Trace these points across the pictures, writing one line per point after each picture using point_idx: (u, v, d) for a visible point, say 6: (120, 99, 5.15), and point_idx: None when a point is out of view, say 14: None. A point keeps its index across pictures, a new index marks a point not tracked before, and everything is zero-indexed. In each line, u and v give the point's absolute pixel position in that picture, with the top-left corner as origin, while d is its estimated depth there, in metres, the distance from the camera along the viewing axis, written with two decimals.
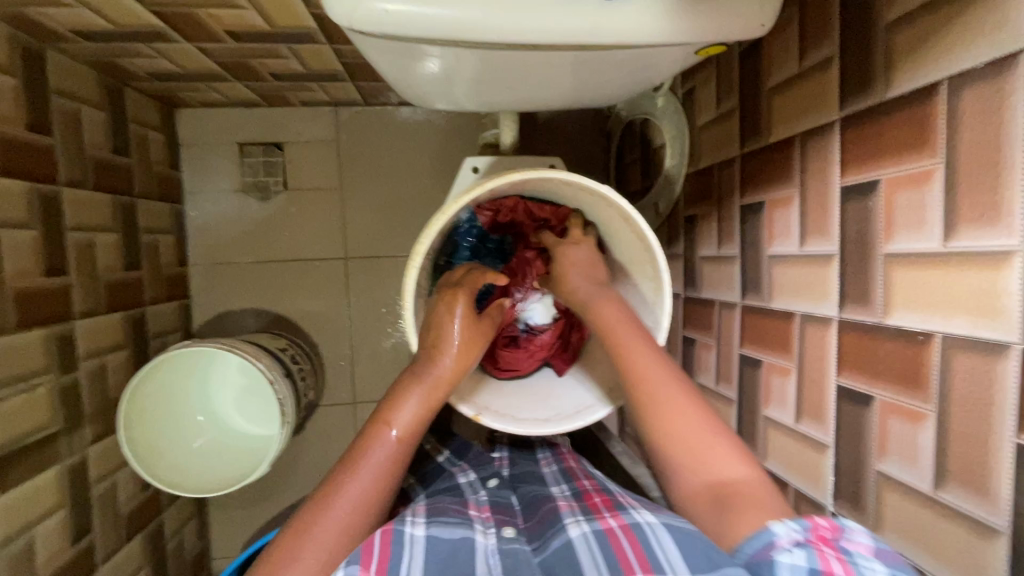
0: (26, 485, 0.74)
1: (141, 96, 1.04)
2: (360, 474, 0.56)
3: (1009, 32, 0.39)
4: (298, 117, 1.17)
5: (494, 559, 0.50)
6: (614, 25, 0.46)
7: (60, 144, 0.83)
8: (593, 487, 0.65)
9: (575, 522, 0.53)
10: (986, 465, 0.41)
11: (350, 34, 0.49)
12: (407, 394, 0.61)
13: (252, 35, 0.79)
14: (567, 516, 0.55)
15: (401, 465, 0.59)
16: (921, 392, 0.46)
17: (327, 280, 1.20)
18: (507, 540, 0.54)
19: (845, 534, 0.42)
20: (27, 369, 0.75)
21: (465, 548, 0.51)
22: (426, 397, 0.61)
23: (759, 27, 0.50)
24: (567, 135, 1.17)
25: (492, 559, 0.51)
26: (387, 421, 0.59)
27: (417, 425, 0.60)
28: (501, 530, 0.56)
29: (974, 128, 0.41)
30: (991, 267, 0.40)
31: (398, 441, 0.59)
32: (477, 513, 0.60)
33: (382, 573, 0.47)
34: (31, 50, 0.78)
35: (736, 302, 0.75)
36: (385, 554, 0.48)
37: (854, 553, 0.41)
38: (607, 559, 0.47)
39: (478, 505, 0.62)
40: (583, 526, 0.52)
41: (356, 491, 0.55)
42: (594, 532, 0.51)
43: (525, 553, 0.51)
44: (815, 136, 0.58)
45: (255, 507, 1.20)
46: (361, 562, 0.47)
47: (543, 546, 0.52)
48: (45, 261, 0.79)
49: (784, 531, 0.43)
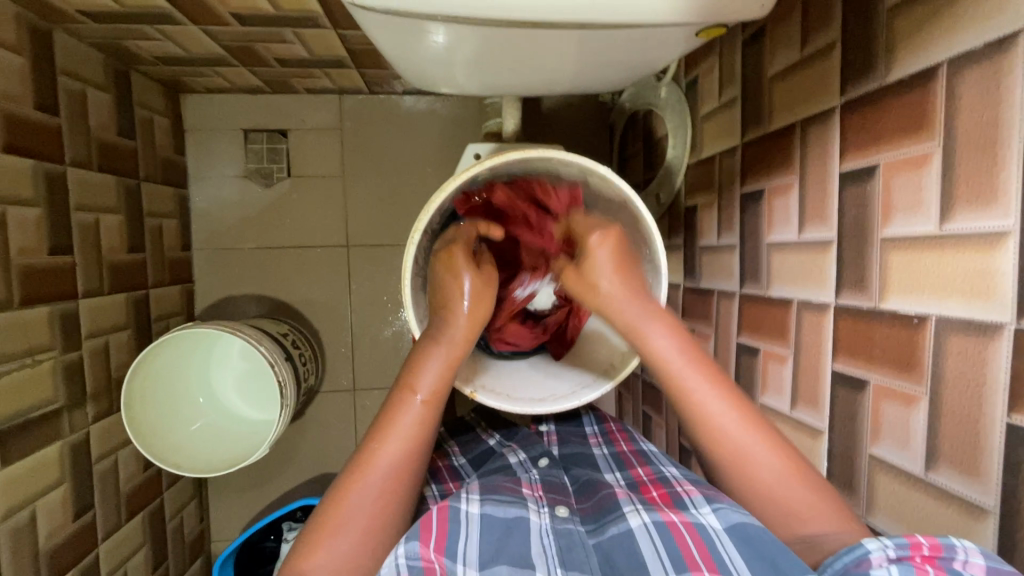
0: (29, 459, 0.75)
1: (147, 79, 1.05)
2: (392, 441, 0.57)
3: (1008, 13, 0.39)
4: (302, 103, 1.17)
5: (548, 541, 0.55)
6: (616, 4, 0.47)
7: (67, 125, 0.84)
8: (649, 477, 0.67)
9: (634, 511, 0.57)
10: (976, 445, 0.42)
11: (353, 11, 0.50)
12: (426, 359, 0.61)
13: (257, 18, 0.80)
14: (625, 504, 0.58)
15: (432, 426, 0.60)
16: (915, 375, 0.47)
17: (329, 267, 1.20)
18: (561, 521, 0.58)
19: (952, 555, 0.40)
20: (30, 345, 0.76)
21: (519, 531, 0.55)
22: (448, 358, 0.61)
23: (760, 10, 0.50)
24: (569, 126, 1.18)
25: (546, 540, 0.55)
26: (411, 386, 0.60)
27: (441, 386, 0.60)
28: (554, 510, 0.60)
29: (972, 110, 0.41)
30: (986, 250, 0.40)
31: (425, 404, 0.59)
32: (531, 491, 0.63)
33: (440, 551, 0.51)
34: (38, 30, 0.79)
35: (735, 291, 0.75)
36: (443, 531, 0.53)
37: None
38: (669, 550, 0.51)
39: (530, 484, 0.65)
40: (642, 515, 0.56)
41: (391, 459, 0.57)
42: (655, 524, 0.54)
43: (579, 535, 0.56)
44: (816, 123, 0.58)
45: (255, 490, 1.21)
46: (421, 538, 0.51)
47: (599, 532, 0.57)
48: (49, 240, 0.80)
49: (876, 547, 0.43)
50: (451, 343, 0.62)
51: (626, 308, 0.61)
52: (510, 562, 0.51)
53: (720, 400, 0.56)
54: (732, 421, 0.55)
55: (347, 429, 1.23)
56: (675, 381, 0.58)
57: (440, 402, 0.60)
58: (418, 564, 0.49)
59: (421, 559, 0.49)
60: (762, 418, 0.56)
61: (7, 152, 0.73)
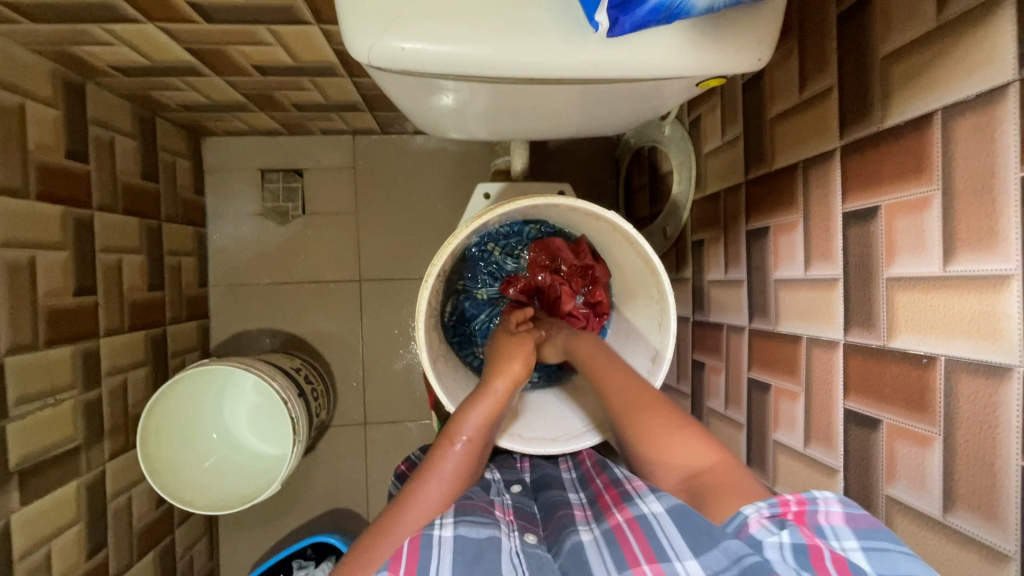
0: (46, 499, 0.76)
1: (170, 125, 1.09)
2: (432, 485, 0.58)
3: (999, 66, 0.40)
4: (317, 144, 1.22)
5: (520, 561, 0.51)
6: (619, 60, 0.49)
7: (95, 171, 0.88)
8: (604, 484, 0.63)
9: (587, 529, 0.55)
10: (992, 489, 0.41)
11: (369, 70, 0.52)
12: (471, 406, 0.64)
13: (277, 69, 0.84)
14: (580, 523, 0.57)
15: (468, 475, 0.61)
16: (927, 416, 0.47)
17: (341, 302, 1.22)
18: (530, 546, 0.55)
19: (816, 507, 0.45)
20: (53, 385, 0.78)
21: (493, 549, 0.51)
22: (491, 410, 0.64)
23: (757, 60, 0.51)
24: (576, 162, 1.21)
25: (516, 559, 0.51)
26: (453, 433, 0.62)
27: (479, 438, 0.62)
28: (524, 535, 0.57)
29: (968, 156, 0.43)
30: (990, 291, 0.41)
31: (466, 450, 0.61)
32: (503, 515, 0.59)
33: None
34: (72, 84, 0.84)
35: (744, 326, 0.76)
36: (413, 556, 0.48)
37: (827, 528, 0.44)
38: (615, 556, 0.49)
39: (502, 506, 0.61)
40: (594, 531, 0.55)
41: (430, 503, 0.57)
42: (604, 534, 0.53)
43: (547, 558, 0.53)
44: (817, 165, 0.60)
45: (265, 526, 1.21)
46: (391, 567, 0.47)
47: (558, 551, 0.54)
48: (74, 281, 0.83)
49: (754, 510, 0.45)
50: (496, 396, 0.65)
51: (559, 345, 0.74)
52: None
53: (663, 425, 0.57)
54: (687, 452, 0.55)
55: (358, 464, 1.23)
56: (626, 413, 0.61)
57: (479, 451, 0.63)
58: None
59: None
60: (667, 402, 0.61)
61: (40, 199, 0.77)
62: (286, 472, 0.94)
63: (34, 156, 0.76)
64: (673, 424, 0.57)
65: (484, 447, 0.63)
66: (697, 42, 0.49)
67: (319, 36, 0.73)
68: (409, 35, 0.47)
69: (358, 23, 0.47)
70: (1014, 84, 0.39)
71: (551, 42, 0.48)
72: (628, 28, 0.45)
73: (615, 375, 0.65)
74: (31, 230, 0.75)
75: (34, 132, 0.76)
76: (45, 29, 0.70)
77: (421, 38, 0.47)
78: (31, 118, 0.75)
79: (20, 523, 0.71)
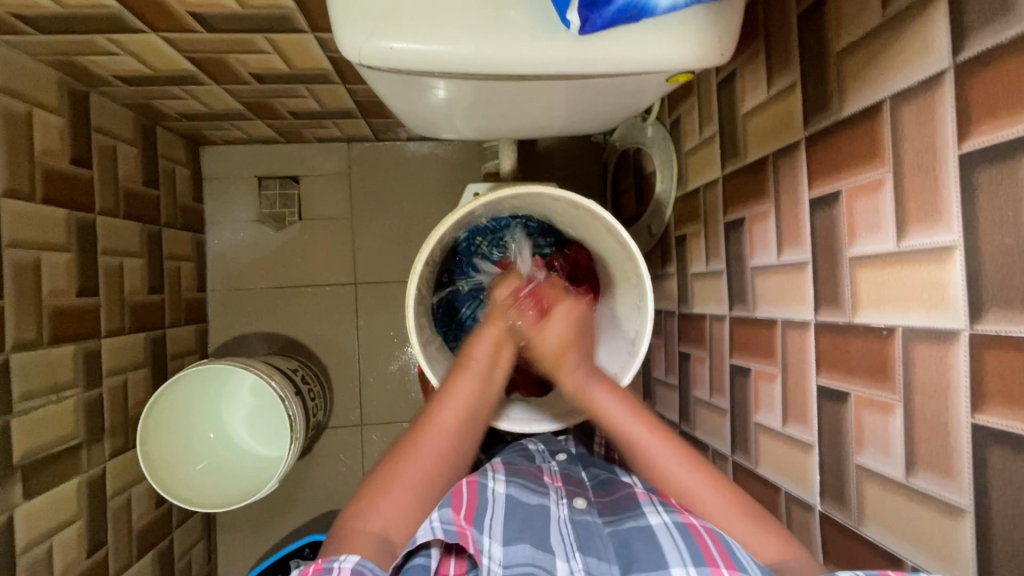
0: (48, 494, 0.77)
1: (170, 133, 1.13)
2: (448, 405, 0.62)
3: (936, 55, 0.44)
4: (313, 152, 1.25)
5: (569, 530, 0.58)
6: (593, 58, 0.53)
7: (98, 177, 0.91)
8: None
9: (655, 511, 0.59)
10: (948, 447, 0.44)
11: (359, 69, 0.56)
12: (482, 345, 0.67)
13: (274, 76, 0.88)
14: (646, 505, 0.61)
15: (486, 396, 0.65)
16: (889, 384, 0.49)
17: (337, 304, 1.25)
18: (579, 512, 0.62)
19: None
20: (56, 382, 0.80)
21: (541, 516, 0.59)
22: (496, 338, 0.68)
23: (720, 56, 0.55)
24: (564, 166, 1.25)
25: (565, 529, 0.59)
26: (465, 356, 0.66)
27: (490, 363, 0.66)
28: (572, 501, 0.64)
29: (914, 139, 0.46)
30: (938, 262, 0.44)
31: (479, 370, 0.65)
32: (552, 480, 0.67)
33: (468, 520, 0.56)
34: (77, 93, 0.87)
35: (725, 314, 0.78)
36: (472, 504, 0.57)
37: None
38: (690, 550, 0.53)
39: (552, 475, 0.69)
40: (663, 515, 0.58)
41: (445, 423, 0.61)
42: (675, 523, 0.56)
43: (596, 526, 0.59)
44: (785, 156, 0.63)
45: (262, 529, 1.21)
46: (452, 505, 0.56)
47: (615, 525, 0.60)
48: (77, 282, 0.85)
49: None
50: (495, 329, 0.68)
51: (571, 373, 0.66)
52: (532, 542, 0.56)
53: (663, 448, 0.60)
54: (678, 465, 0.58)
55: (354, 465, 1.24)
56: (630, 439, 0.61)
57: (491, 375, 0.66)
58: (451, 529, 0.55)
59: (453, 525, 0.55)
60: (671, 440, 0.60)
61: (44, 202, 0.79)
62: (283, 469, 0.96)
63: (40, 160, 0.79)
64: (666, 444, 0.60)
65: (497, 371, 0.67)
66: (665, 40, 0.53)
67: (314, 44, 0.77)
68: (396, 35, 0.50)
69: (348, 25, 0.50)
70: (949, 71, 0.43)
71: (529, 41, 0.52)
72: (599, 26, 0.51)
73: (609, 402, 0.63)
74: (35, 232, 0.78)
75: (40, 138, 0.79)
76: (53, 39, 0.73)
77: (408, 39, 0.50)
78: (37, 124, 0.79)
79: (22, 517, 0.73)
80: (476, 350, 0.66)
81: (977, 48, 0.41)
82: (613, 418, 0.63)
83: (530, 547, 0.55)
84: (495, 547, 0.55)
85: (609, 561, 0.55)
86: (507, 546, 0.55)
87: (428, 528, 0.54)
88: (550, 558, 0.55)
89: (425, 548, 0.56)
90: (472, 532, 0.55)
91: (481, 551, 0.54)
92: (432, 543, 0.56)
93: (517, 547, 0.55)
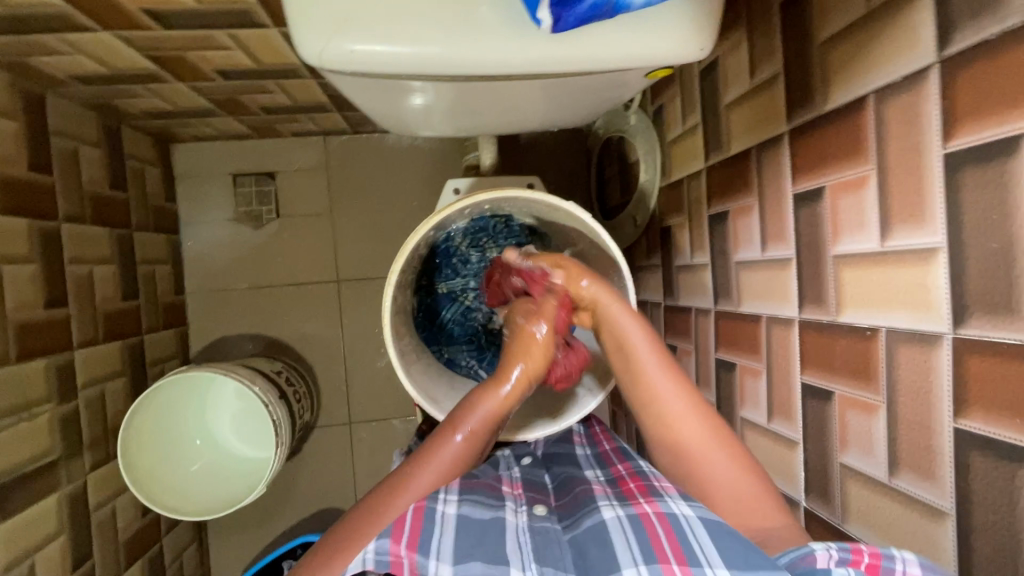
0: (27, 511, 0.76)
1: (137, 132, 1.09)
2: (427, 471, 0.60)
3: (920, 49, 0.42)
4: (288, 147, 1.21)
5: (524, 538, 0.56)
6: (567, 58, 0.51)
7: (60, 182, 0.87)
8: (627, 471, 0.67)
9: (609, 506, 0.58)
10: (930, 451, 0.44)
11: (323, 72, 0.53)
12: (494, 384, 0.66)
13: (240, 72, 0.84)
14: (601, 499, 0.61)
15: (479, 453, 0.64)
16: (872, 385, 0.49)
17: (320, 303, 1.23)
18: (538, 519, 0.60)
19: (891, 565, 0.42)
20: (28, 399, 0.77)
21: (495, 529, 0.56)
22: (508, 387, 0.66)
23: (699, 50, 0.53)
24: (546, 154, 1.22)
25: (521, 536, 0.57)
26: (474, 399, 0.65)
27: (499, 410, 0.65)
28: (532, 509, 0.62)
29: (899, 136, 0.45)
30: (923, 263, 0.43)
31: (486, 422, 0.64)
32: (511, 489, 0.66)
33: (411, 547, 0.52)
34: (31, 95, 0.83)
35: (710, 308, 0.77)
36: (416, 527, 0.53)
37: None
38: (642, 545, 0.52)
39: (512, 483, 0.68)
40: (617, 509, 0.58)
41: (430, 481, 0.60)
42: (628, 516, 0.56)
43: (555, 532, 0.58)
44: (768, 149, 0.62)
45: (253, 530, 1.21)
46: (391, 535, 0.52)
47: (574, 527, 0.58)
48: (44, 294, 0.82)
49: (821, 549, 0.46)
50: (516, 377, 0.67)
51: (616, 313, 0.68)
52: (484, 559, 0.52)
53: (668, 385, 0.64)
54: (692, 422, 0.61)
55: (344, 464, 1.24)
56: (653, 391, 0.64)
57: (497, 423, 0.66)
58: (386, 559, 0.51)
59: (390, 555, 0.51)
60: (694, 396, 0.63)
61: (3, 213, 0.76)
62: (268, 477, 0.94)
63: None
64: (691, 401, 0.63)
65: (499, 425, 0.66)
66: (640, 35, 0.51)
67: (279, 39, 0.74)
68: (358, 36, 0.48)
69: (308, 27, 0.48)
70: (935, 66, 0.41)
71: (500, 40, 0.49)
72: (572, 23, 0.47)
73: (635, 332, 0.67)
74: None
75: None
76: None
77: (374, 40, 0.48)
78: None
79: (0, 538, 0.71)
80: (451, 447, 0.62)
81: (965, 43, 0.39)
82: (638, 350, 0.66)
83: (481, 564, 0.52)
84: (443, 567, 0.51)
85: (566, 569, 0.54)
86: (457, 565, 0.52)
87: (360, 560, 0.50)
88: (504, 571, 0.52)
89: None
90: (415, 558, 0.51)
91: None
92: (366, 573, 0.51)
93: (468, 564, 0.52)
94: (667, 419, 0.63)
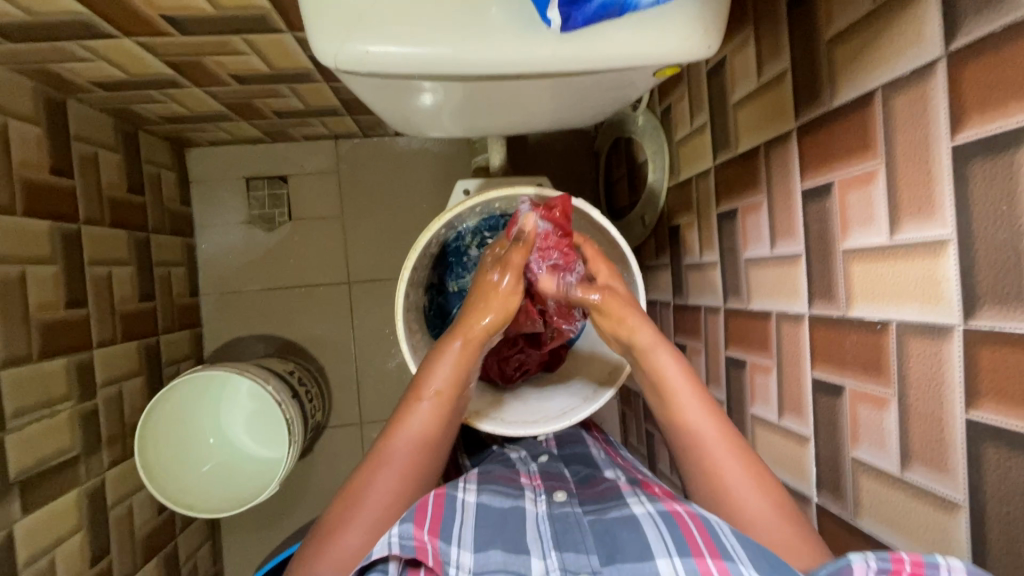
0: (48, 506, 0.77)
1: (153, 137, 1.11)
2: (383, 475, 0.60)
3: (927, 43, 0.43)
4: (300, 150, 1.23)
5: (545, 526, 0.58)
6: (575, 57, 0.52)
7: (81, 185, 0.90)
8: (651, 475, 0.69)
9: (639, 502, 0.60)
10: (942, 443, 0.44)
11: (337, 74, 0.55)
12: (438, 360, 0.65)
13: (254, 77, 0.86)
14: (630, 496, 0.62)
15: (439, 438, 0.64)
16: (883, 378, 0.49)
17: (331, 304, 1.24)
18: (558, 505, 0.61)
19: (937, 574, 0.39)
20: (49, 397, 0.79)
21: (515, 517, 0.59)
22: (455, 364, 0.65)
23: (706, 47, 0.53)
24: (554, 156, 1.23)
25: (542, 525, 0.58)
26: (422, 388, 0.64)
27: (453, 387, 0.65)
28: (551, 496, 0.63)
29: (906, 130, 0.45)
30: (933, 256, 0.43)
31: (435, 405, 0.64)
32: (529, 480, 0.68)
33: (433, 534, 0.54)
34: (54, 101, 0.85)
35: (720, 306, 0.78)
36: (438, 515, 0.56)
37: None
38: (673, 535, 0.53)
39: (529, 474, 0.70)
40: (646, 505, 0.59)
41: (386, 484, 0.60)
42: (659, 512, 0.57)
43: (575, 517, 0.59)
44: (777, 146, 0.62)
45: (266, 529, 1.22)
46: (415, 520, 0.54)
47: (598, 514, 0.60)
48: (65, 295, 0.85)
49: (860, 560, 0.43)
50: (460, 348, 0.65)
51: (638, 334, 0.65)
52: (503, 547, 0.55)
53: (713, 425, 0.61)
54: (730, 458, 0.59)
55: (355, 464, 1.25)
56: (693, 436, 0.62)
57: (455, 404, 0.65)
58: (410, 544, 0.52)
59: (414, 540, 0.52)
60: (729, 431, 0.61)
61: (26, 215, 0.78)
62: (281, 475, 0.95)
63: (19, 172, 0.77)
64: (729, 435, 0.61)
65: (458, 398, 0.65)
66: (647, 34, 0.52)
67: (293, 44, 0.75)
68: (372, 38, 0.49)
69: (323, 29, 0.49)
70: (942, 60, 0.42)
71: (510, 40, 0.50)
72: (581, 22, 0.50)
73: (672, 369, 0.64)
74: (18, 245, 0.76)
75: (18, 150, 0.77)
76: (24, 49, 0.71)
77: (387, 42, 0.49)
78: (14, 136, 0.77)
79: (22, 532, 0.73)
80: (398, 445, 0.62)
81: (971, 37, 0.39)
82: (675, 382, 0.64)
83: (501, 552, 0.54)
84: (464, 555, 0.54)
85: (589, 552, 0.54)
86: (478, 552, 0.54)
87: (385, 543, 0.52)
88: (526, 560, 0.54)
89: (382, 562, 0.53)
90: (438, 544, 0.53)
91: (447, 563, 0.53)
92: (389, 558, 0.53)
93: (488, 552, 0.54)
94: (711, 462, 0.60)
